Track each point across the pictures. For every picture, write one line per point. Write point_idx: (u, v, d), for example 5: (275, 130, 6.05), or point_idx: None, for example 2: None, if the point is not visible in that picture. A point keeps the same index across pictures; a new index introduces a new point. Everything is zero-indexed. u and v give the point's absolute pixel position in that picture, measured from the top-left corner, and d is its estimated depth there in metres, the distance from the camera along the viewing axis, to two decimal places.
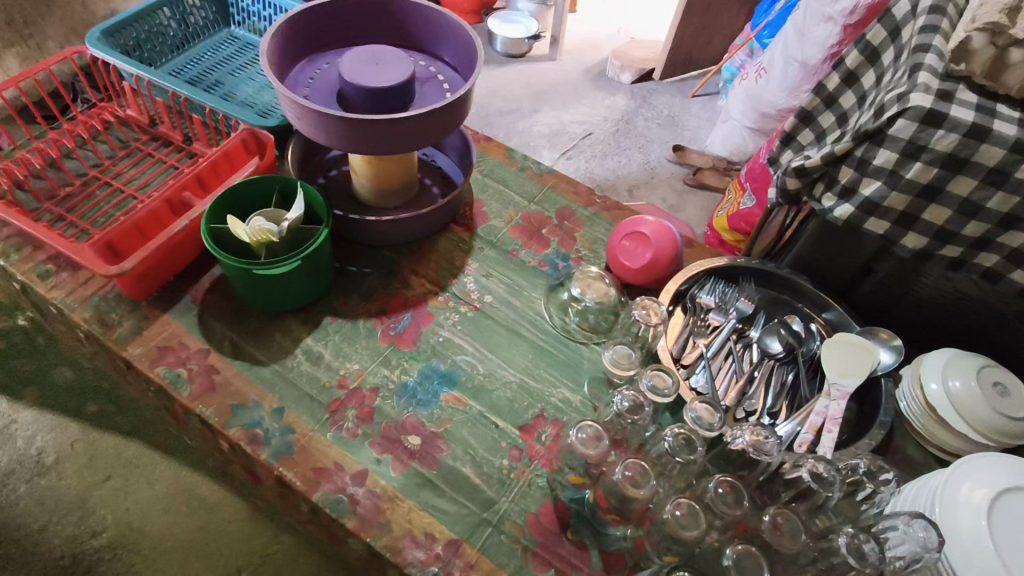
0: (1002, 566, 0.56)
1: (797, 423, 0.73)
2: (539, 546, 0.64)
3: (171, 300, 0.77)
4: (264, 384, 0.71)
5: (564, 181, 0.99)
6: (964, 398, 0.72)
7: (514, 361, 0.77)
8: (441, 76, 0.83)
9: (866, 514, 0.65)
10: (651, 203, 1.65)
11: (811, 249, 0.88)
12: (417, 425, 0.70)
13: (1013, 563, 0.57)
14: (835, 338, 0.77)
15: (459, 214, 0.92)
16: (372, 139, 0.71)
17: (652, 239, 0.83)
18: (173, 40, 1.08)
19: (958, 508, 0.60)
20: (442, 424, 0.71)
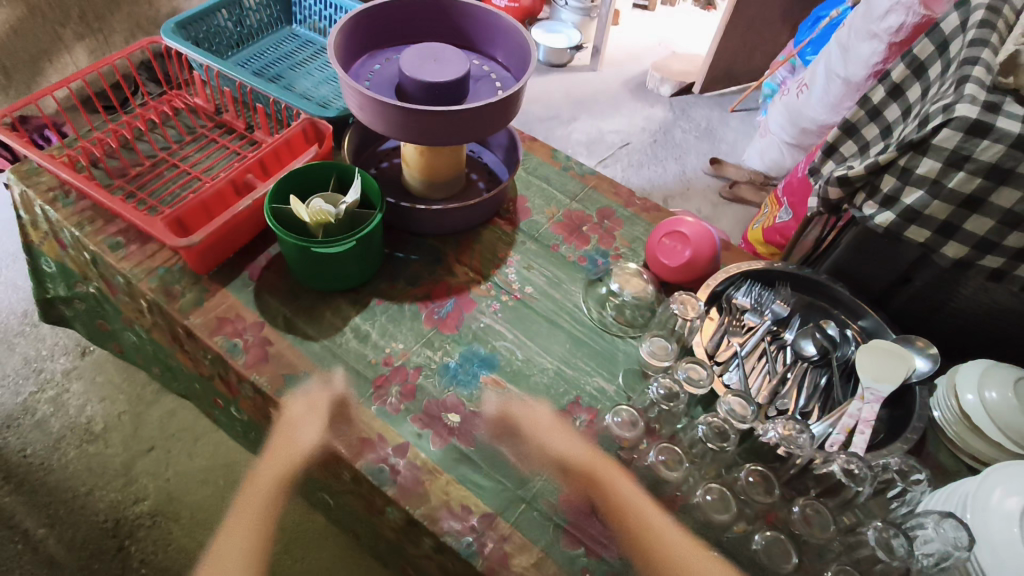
0: None
1: (830, 424, 0.74)
2: (570, 525, 0.65)
3: (231, 276, 0.81)
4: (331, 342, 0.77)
5: (605, 182, 1.02)
6: (1000, 408, 0.72)
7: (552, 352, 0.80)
8: (494, 75, 0.86)
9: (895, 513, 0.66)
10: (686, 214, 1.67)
11: (848, 258, 0.89)
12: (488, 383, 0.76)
13: None
14: (874, 343, 0.79)
15: (503, 209, 0.95)
16: (428, 129, 0.75)
17: (691, 238, 0.85)
18: (239, 35, 1.14)
19: (991, 515, 0.59)
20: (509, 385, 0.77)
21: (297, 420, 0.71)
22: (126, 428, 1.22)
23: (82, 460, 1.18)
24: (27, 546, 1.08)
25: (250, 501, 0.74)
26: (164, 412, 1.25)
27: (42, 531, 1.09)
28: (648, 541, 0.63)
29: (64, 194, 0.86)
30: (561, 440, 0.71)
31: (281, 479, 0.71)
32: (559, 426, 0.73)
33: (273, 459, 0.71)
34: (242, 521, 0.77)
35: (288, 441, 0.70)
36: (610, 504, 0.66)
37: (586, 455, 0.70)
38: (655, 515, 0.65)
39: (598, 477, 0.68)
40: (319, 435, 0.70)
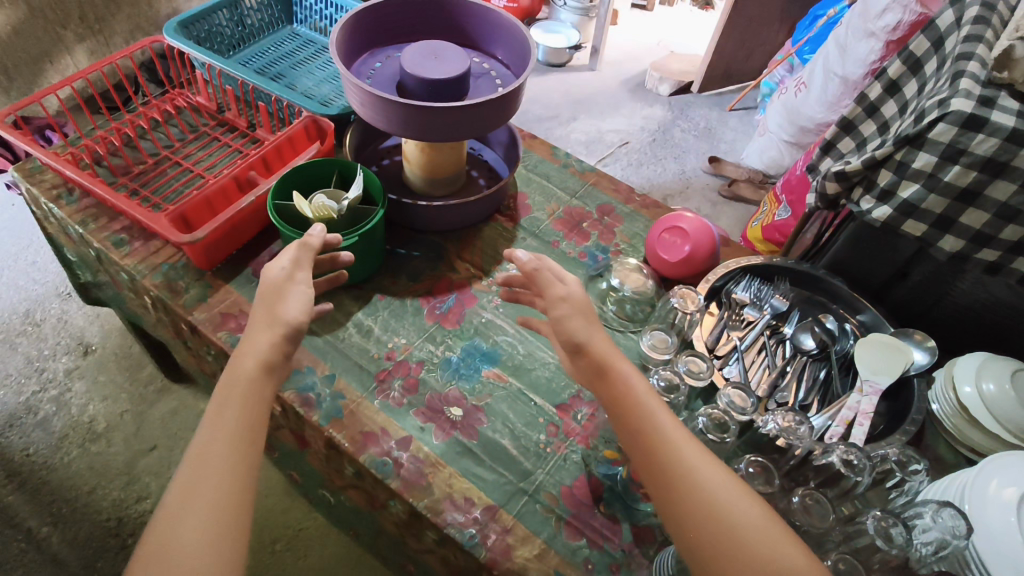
0: None
1: (829, 417, 0.75)
2: (572, 516, 0.66)
3: (233, 272, 0.82)
4: (325, 228, 0.70)
5: (605, 178, 1.02)
6: (998, 400, 0.73)
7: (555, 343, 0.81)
8: (494, 73, 0.87)
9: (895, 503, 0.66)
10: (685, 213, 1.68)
11: (848, 252, 0.89)
12: (514, 252, 0.68)
13: None
14: (873, 337, 0.80)
15: (504, 205, 0.96)
16: (430, 124, 0.75)
17: (691, 233, 0.85)
18: (241, 34, 1.15)
19: (989, 504, 0.60)
20: (538, 257, 0.65)
21: (280, 289, 0.61)
22: (128, 426, 1.23)
23: (84, 459, 1.18)
24: (30, 545, 1.08)
25: (224, 414, 0.54)
26: (167, 410, 1.25)
27: (45, 530, 1.10)
28: (672, 468, 0.52)
29: (67, 192, 0.87)
30: (580, 326, 0.61)
31: (273, 362, 0.58)
32: (582, 313, 0.62)
33: (260, 330, 0.59)
34: (211, 443, 0.52)
35: (270, 315, 0.60)
36: (628, 425, 0.55)
37: (607, 357, 0.59)
38: (686, 442, 0.53)
39: (616, 392, 0.57)
40: (305, 299, 0.61)
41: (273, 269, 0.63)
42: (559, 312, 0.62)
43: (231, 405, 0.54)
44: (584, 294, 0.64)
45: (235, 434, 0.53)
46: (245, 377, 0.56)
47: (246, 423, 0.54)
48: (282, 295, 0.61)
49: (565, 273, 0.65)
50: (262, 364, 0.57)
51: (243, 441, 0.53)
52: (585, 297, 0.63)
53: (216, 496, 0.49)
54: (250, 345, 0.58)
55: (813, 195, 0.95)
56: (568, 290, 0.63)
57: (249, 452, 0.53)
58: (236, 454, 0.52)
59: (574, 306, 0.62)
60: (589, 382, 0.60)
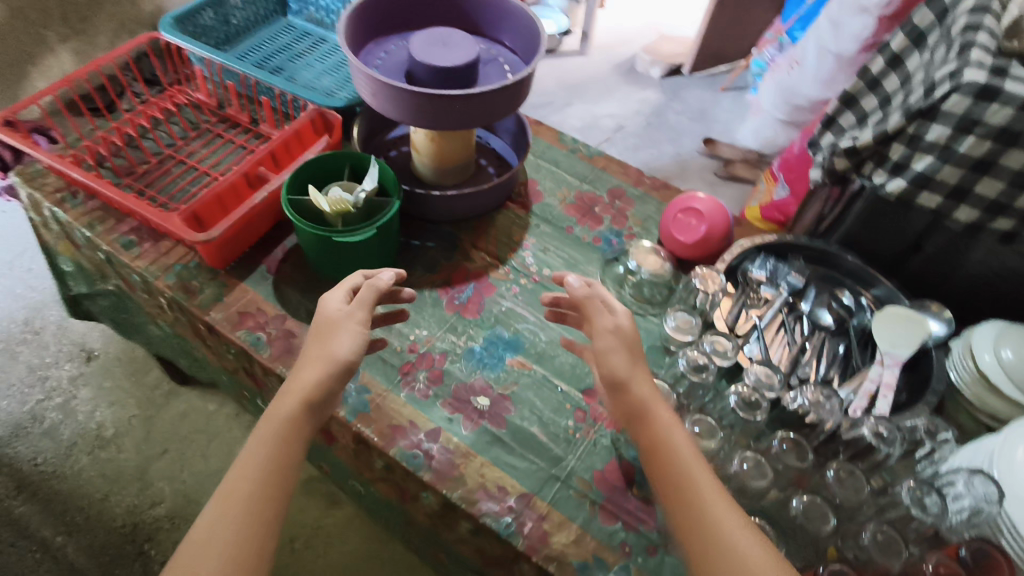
0: None
1: (851, 391, 0.76)
2: (606, 500, 0.67)
3: (248, 270, 0.81)
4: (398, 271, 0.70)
5: (614, 162, 1.02)
6: (1016, 366, 0.74)
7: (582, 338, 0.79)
8: (502, 59, 0.86)
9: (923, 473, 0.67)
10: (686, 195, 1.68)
11: (859, 228, 0.90)
12: (565, 278, 0.70)
13: None
14: (889, 310, 0.80)
15: (514, 193, 0.95)
16: (443, 114, 0.74)
17: (706, 214, 0.85)
18: (237, 28, 1.12)
19: (1017, 471, 0.58)
20: (589, 286, 0.67)
21: (337, 325, 0.63)
22: (138, 432, 1.21)
23: (95, 466, 1.17)
24: (46, 555, 1.07)
25: (259, 450, 0.55)
26: (177, 414, 1.24)
27: (60, 539, 1.08)
28: (701, 525, 0.51)
29: (72, 194, 0.85)
30: (621, 361, 0.61)
31: (317, 403, 0.59)
32: (625, 353, 0.62)
33: (311, 367, 0.60)
34: (242, 478, 0.53)
35: (322, 351, 0.61)
36: (662, 472, 0.55)
37: (647, 401, 0.59)
38: (719, 498, 0.52)
39: (653, 437, 0.57)
40: (358, 340, 0.62)
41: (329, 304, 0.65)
42: (604, 343, 0.62)
43: (266, 440, 0.56)
44: (632, 328, 0.64)
45: (264, 473, 0.54)
46: (283, 416, 0.57)
47: (277, 462, 0.55)
48: (336, 333, 0.62)
49: (615, 303, 0.66)
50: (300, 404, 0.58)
51: (271, 481, 0.54)
52: (632, 331, 0.64)
53: (232, 537, 0.50)
54: (297, 381, 0.60)
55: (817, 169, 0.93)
56: (614, 323, 0.63)
57: (274, 493, 0.53)
58: (263, 492, 0.53)
59: (618, 344, 0.62)
60: (626, 425, 0.59)
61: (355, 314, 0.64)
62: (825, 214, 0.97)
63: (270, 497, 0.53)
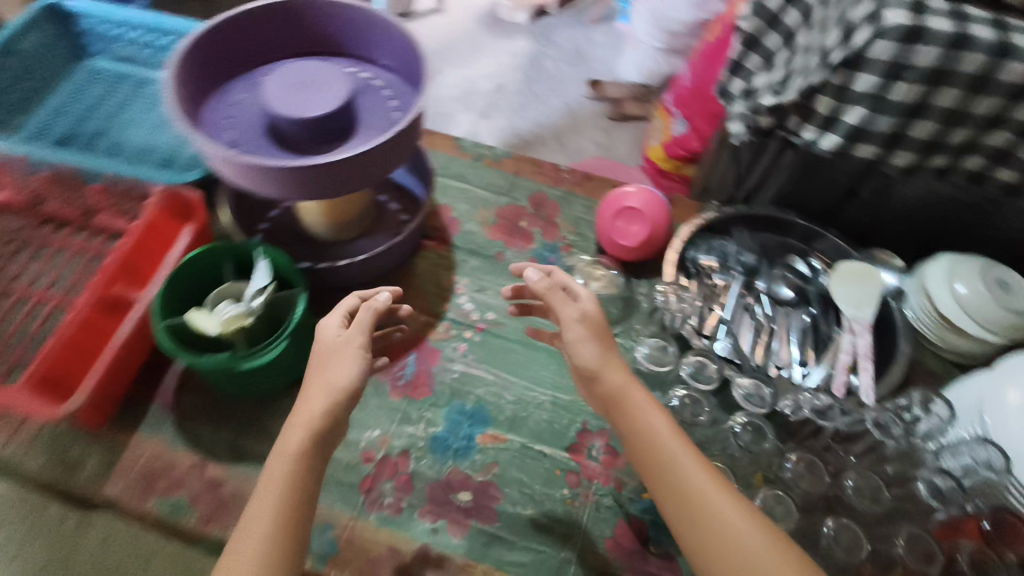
0: None
1: (828, 365, 0.75)
2: (627, 570, 0.61)
3: (138, 415, 0.65)
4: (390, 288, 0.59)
5: (525, 162, 0.91)
6: (970, 300, 0.74)
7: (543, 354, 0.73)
8: (379, 82, 0.72)
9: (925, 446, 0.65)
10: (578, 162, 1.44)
11: (793, 186, 0.87)
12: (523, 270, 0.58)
13: None
14: (841, 267, 0.78)
15: (428, 227, 0.83)
16: (337, 182, 0.60)
17: (644, 212, 0.78)
18: (26, 92, 0.89)
19: (1010, 419, 0.60)
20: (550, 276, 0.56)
21: (333, 352, 0.52)
22: None
23: None
24: None
25: (263, 502, 0.45)
26: None
27: None
28: (690, 515, 0.44)
29: None
30: (591, 351, 0.51)
31: (323, 442, 0.48)
32: (593, 334, 0.52)
33: (308, 401, 0.49)
34: (245, 544, 0.43)
35: (318, 381, 0.50)
36: (650, 453, 0.47)
37: (625, 381, 0.50)
38: (710, 481, 0.45)
39: (635, 420, 0.48)
40: (360, 370, 0.51)
41: (327, 325, 0.54)
42: (573, 333, 0.52)
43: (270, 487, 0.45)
44: (600, 309, 0.54)
45: (274, 534, 0.43)
46: (288, 458, 0.46)
47: (289, 516, 0.44)
48: (335, 360, 0.51)
49: (580, 288, 0.55)
50: (308, 443, 0.47)
51: (286, 541, 0.44)
52: (600, 311, 0.54)
53: None
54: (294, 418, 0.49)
55: (733, 121, 0.82)
56: (580, 310, 0.53)
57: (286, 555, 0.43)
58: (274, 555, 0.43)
59: (586, 330, 0.52)
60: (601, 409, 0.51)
61: (353, 341, 0.52)
62: (743, 165, 0.89)
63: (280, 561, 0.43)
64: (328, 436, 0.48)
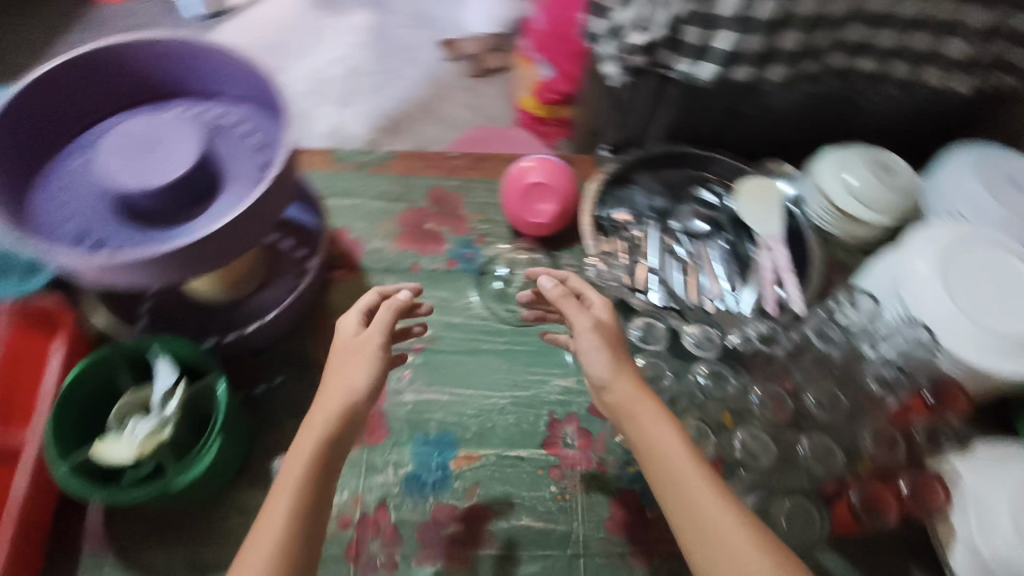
0: (976, 325, 0.61)
1: (756, 285, 0.77)
2: (633, 544, 0.62)
3: (71, 562, 0.57)
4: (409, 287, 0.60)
5: (413, 159, 0.86)
6: (864, 190, 0.78)
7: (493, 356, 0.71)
8: (229, 117, 0.64)
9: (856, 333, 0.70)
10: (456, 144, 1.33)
11: (681, 116, 0.87)
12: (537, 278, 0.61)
13: (983, 317, 0.62)
14: (744, 185, 0.81)
15: (331, 256, 0.77)
16: (226, 246, 0.54)
17: (551, 185, 0.77)
18: None
19: (924, 291, 0.64)
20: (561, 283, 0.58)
21: (345, 356, 0.53)
22: None
23: None
24: None
25: (280, 497, 0.45)
26: None
27: None
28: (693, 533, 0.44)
29: None
30: (602, 362, 0.52)
31: (339, 442, 0.49)
32: (606, 342, 0.53)
33: (323, 403, 0.50)
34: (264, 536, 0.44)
35: (331, 385, 0.51)
36: (658, 467, 0.48)
37: (635, 395, 0.51)
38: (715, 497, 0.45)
39: (647, 433, 0.49)
40: (374, 372, 0.52)
41: (341, 325, 0.56)
42: (584, 329, 0.54)
43: (288, 484, 0.46)
44: (612, 318, 0.56)
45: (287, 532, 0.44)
46: (308, 456, 0.47)
47: (303, 514, 0.45)
48: (353, 362, 0.52)
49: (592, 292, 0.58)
50: (326, 442, 0.48)
51: (301, 535, 0.44)
52: (612, 321, 0.56)
53: None
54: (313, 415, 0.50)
55: (608, 63, 0.78)
56: (591, 319, 0.55)
57: (301, 553, 0.44)
58: (287, 551, 0.43)
59: (600, 339, 0.53)
60: (613, 419, 0.52)
61: (370, 343, 0.53)
62: (625, 108, 0.87)
63: (293, 557, 0.43)
64: (344, 437, 0.49)
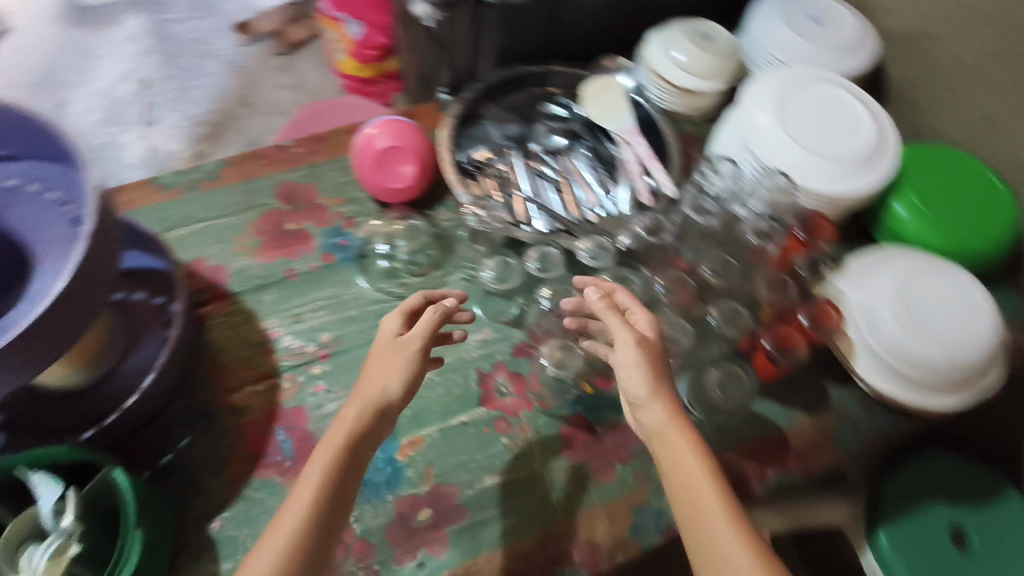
0: (818, 157, 0.68)
1: (629, 180, 0.78)
2: (594, 461, 0.63)
3: None
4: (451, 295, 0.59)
5: (246, 162, 0.79)
6: (691, 64, 0.81)
7: None
8: (14, 180, 0.55)
9: (713, 195, 0.74)
10: (288, 131, 1.23)
11: (505, 40, 0.85)
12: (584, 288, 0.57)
13: (821, 149, 0.69)
14: (586, 91, 0.83)
15: (192, 292, 0.70)
16: (67, 327, 0.47)
17: (404, 146, 0.74)
18: None
19: (767, 139, 0.70)
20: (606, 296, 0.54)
21: (380, 358, 0.52)
22: None
23: None
24: None
25: (307, 477, 0.45)
26: None
27: None
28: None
29: None
30: (638, 379, 0.48)
31: (370, 437, 0.48)
32: (645, 359, 0.49)
33: (353, 402, 0.49)
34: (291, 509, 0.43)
35: (364, 384, 0.50)
36: (686, 501, 0.45)
37: (670, 423, 0.47)
38: (744, 551, 0.42)
39: (680, 463, 0.46)
40: (408, 377, 0.51)
41: (383, 325, 0.54)
42: (623, 344, 0.50)
43: (316, 467, 0.45)
44: (656, 337, 0.52)
45: (312, 511, 0.43)
46: (341, 440, 0.47)
47: (329, 498, 0.44)
48: (392, 360, 0.51)
49: (638, 313, 0.53)
50: (357, 435, 0.47)
51: (324, 515, 0.43)
52: (655, 339, 0.51)
53: None
54: (344, 411, 0.49)
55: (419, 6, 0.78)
56: (634, 334, 0.50)
57: (317, 545, 0.42)
58: (298, 547, 0.42)
59: (640, 355, 0.49)
60: (642, 438, 0.49)
61: (411, 344, 0.52)
62: (448, 45, 0.84)
63: (303, 556, 0.42)
64: (376, 430, 0.49)
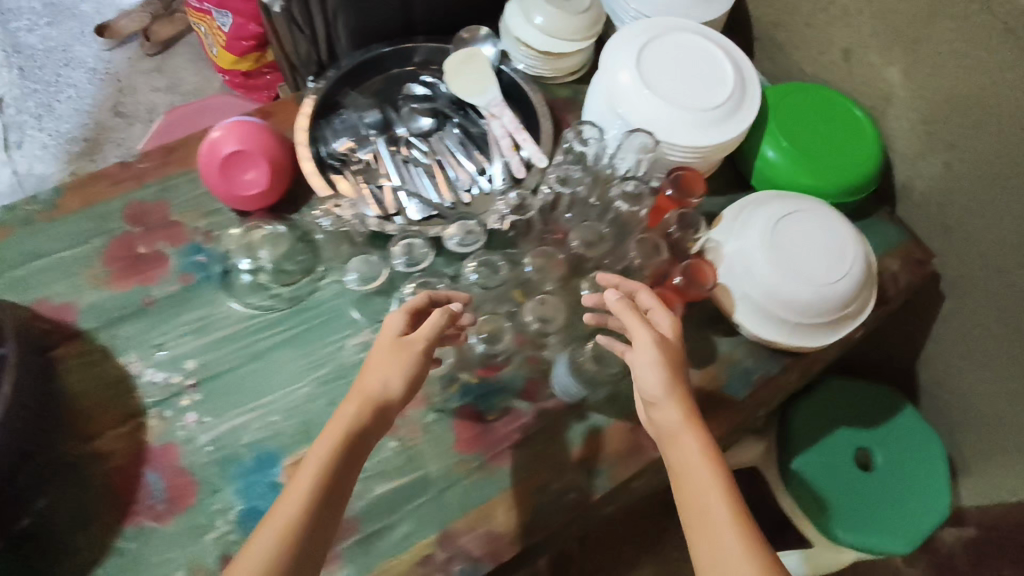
0: (679, 109, 0.67)
1: (500, 156, 0.76)
2: (488, 451, 0.62)
3: None
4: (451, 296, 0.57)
5: (89, 183, 0.72)
6: (552, 26, 0.77)
7: (278, 351, 0.66)
8: None
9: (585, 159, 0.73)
10: (160, 139, 1.14)
11: (355, 20, 0.80)
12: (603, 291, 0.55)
13: (681, 99, 0.68)
14: (450, 65, 0.78)
15: (35, 337, 0.64)
16: None
17: (250, 150, 0.68)
18: None
19: (629, 96, 0.68)
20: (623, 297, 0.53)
21: (382, 356, 0.50)
22: None
23: None
24: None
25: (300, 480, 0.44)
26: None
27: None
28: (710, 566, 0.43)
29: None
30: (656, 378, 0.48)
31: (366, 438, 0.47)
32: (665, 359, 0.49)
33: (353, 401, 0.48)
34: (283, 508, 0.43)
35: (365, 381, 0.49)
36: (694, 501, 0.45)
37: (683, 423, 0.48)
38: (741, 548, 0.42)
39: (687, 459, 0.47)
40: (409, 378, 0.49)
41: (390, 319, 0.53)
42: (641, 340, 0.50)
43: (309, 470, 0.44)
44: (675, 337, 0.52)
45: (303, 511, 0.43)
46: (337, 437, 0.46)
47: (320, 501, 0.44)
48: (393, 359, 0.50)
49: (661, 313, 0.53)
50: (356, 429, 0.47)
51: (314, 517, 0.43)
52: (674, 339, 0.52)
53: None
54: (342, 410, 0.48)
55: None
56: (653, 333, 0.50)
57: (301, 550, 0.42)
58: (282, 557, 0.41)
59: (660, 356, 0.49)
60: (654, 436, 0.50)
61: (412, 345, 0.50)
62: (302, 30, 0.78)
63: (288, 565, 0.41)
64: (372, 429, 0.48)
